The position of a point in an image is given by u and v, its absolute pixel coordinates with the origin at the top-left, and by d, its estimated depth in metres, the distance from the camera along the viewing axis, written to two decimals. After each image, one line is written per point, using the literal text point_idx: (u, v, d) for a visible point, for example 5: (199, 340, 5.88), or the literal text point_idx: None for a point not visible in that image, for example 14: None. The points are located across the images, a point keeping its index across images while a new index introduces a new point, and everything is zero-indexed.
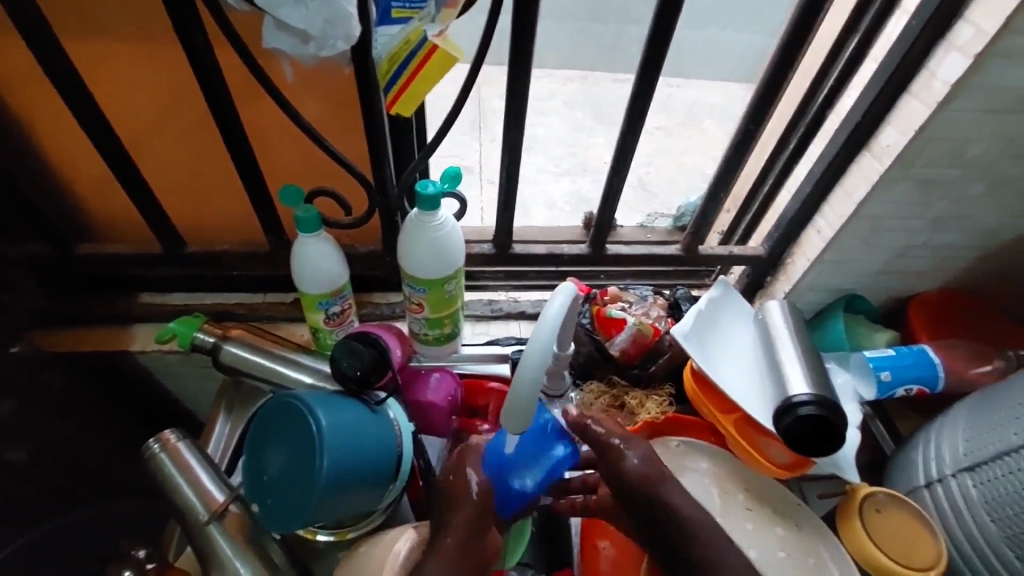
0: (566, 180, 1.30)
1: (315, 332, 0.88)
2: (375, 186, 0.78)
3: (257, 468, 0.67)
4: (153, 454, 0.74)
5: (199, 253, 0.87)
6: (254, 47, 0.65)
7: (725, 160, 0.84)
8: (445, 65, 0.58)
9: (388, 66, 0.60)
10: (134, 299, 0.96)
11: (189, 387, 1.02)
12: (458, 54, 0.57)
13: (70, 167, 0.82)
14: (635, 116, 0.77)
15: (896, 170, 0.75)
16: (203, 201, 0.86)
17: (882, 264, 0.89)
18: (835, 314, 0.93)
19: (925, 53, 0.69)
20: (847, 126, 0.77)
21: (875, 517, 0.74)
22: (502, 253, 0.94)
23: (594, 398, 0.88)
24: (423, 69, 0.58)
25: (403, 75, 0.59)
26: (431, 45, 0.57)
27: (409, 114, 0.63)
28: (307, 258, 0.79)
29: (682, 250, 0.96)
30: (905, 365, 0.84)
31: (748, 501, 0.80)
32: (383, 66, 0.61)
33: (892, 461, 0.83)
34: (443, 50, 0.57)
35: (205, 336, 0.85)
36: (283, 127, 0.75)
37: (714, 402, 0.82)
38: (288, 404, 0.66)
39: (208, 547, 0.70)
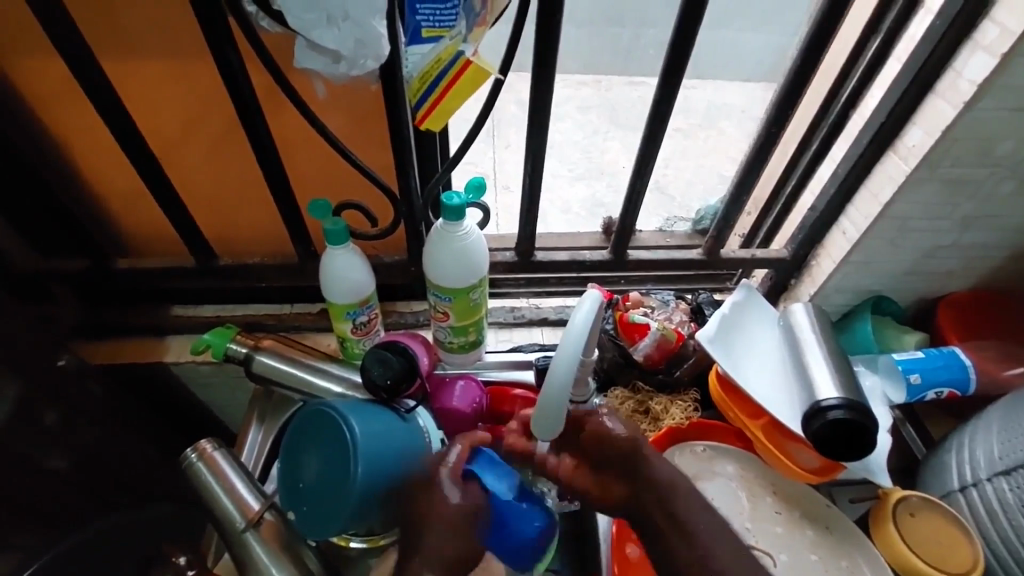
0: (582, 185, 1.31)
1: (343, 341, 0.91)
2: (400, 197, 0.80)
3: (292, 475, 0.68)
4: (190, 463, 0.76)
5: (230, 266, 0.90)
6: (288, 68, 0.67)
7: (747, 162, 0.84)
8: (477, 81, 0.60)
9: (419, 84, 0.62)
10: (167, 312, 0.99)
11: (222, 397, 1.05)
12: (490, 71, 0.59)
13: (109, 184, 0.85)
14: (657, 121, 0.78)
15: (922, 171, 0.75)
16: (234, 214, 0.89)
17: (909, 265, 0.88)
18: (863, 316, 0.92)
19: (949, 53, 0.69)
20: (871, 127, 0.77)
21: (909, 522, 0.73)
22: (524, 260, 0.95)
23: (618, 404, 0.89)
24: (454, 87, 0.61)
25: (436, 91, 0.62)
26: (462, 63, 0.59)
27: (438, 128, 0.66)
28: (335, 269, 0.82)
29: (704, 254, 0.96)
30: (936, 366, 0.83)
31: (777, 504, 0.79)
32: (415, 85, 0.63)
33: (925, 464, 0.82)
34: (475, 67, 0.59)
35: (237, 347, 0.87)
36: (312, 142, 0.77)
37: (740, 406, 0.81)
38: (320, 412, 0.67)
39: (245, 554, 0.71)
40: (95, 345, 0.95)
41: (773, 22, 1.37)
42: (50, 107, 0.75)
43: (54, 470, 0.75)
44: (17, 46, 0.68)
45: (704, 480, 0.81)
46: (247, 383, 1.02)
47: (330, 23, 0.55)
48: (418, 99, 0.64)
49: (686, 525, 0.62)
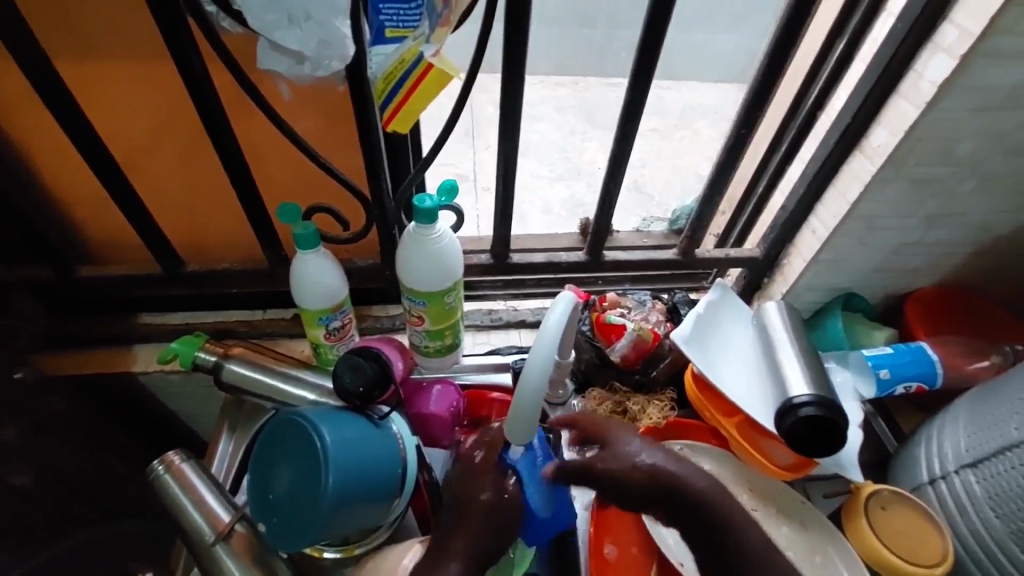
0: (562, 185, 1.31)
1: (316, 347, 0.89)
2: (372, 201, 0.79)
3: (263, 485, 0.67)
4: (157, 476, 0.74)
5: (198, 272, 0.88)
6: (251, 69, 0.65)
7: (719, 162, 0.84)
8: (441, 83, 0.59)
9: (383, 85, 0.61)
10: (133, 321, 0.96)
11: (193, 407, 1.03)
12: (452, 73, 0.58)
13: (68, 189, 0.82)
14: (629, 122, 0.78)
15: (888, 170, 0.76)
16: (201, 219, 0.87)
17: (878, 262, 0.90)
18: (835, 313, 0.93)
19: (912, 54, 0.70)
20: (838, 128, 0.78)
21: (881, 515, 0.73)
22: (500, 263, 0.95)
23: (596, 405, 0.89)
24: (416, 89, 0.60)
25: (399, 94, 0.61)
26: (424, 66, 0.58)
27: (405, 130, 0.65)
28: (306, 275, 0.80)
29: (679, 254, 0.97)
30: (905, 361, 0.84)
31: (752, 501, 0.79)
32: (378, 85, 0.61)
33: (896, 458, 0.83)
34: (438, 68, 0.58)
35: (206, 355, 0.85)
36: (279, 145, 0.75)
37: (716, 404, 0.82)
38: (290, 421, 0.66)
39: (215, 568, 0.70)
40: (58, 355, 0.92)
41: (745, 24, 1.39)
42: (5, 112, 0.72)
43: (12, 487, 0.72)
44: None
45: None
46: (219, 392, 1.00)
47: (292, 23, 0.54)
48: (383, 101, 0.63)
49: (741, 544, 0.66)
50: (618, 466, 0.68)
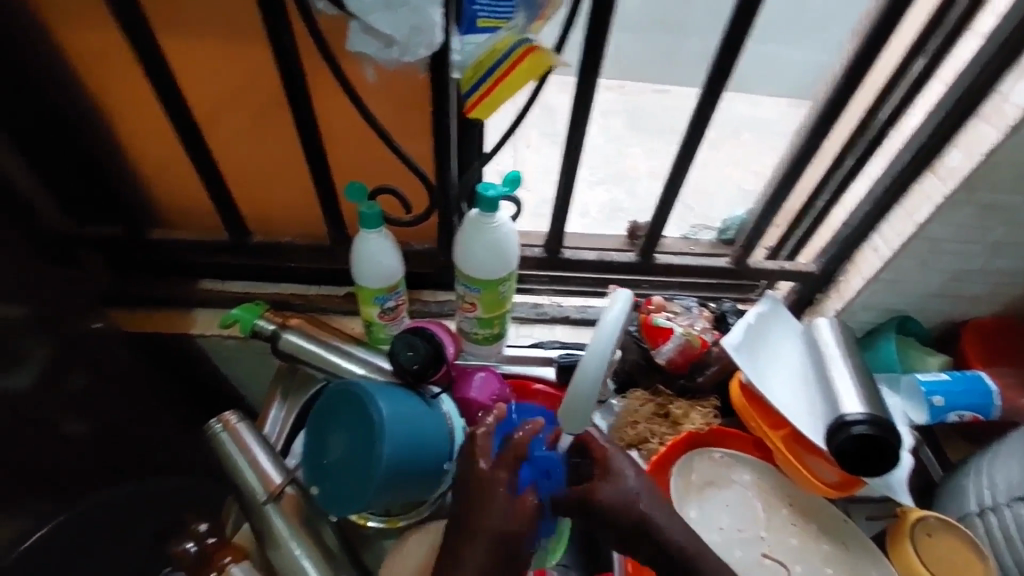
0: (601, 190, 1.30)
1: (369, 325, 0.92)
2: (437, 187, 0.81)
3: (318, 451, 0.69)
4: (215, 434, 0.77)
5: (263, 244, 0.92)
6: (341, 50, 0.68)
7: (783, 174, 0.84)
8: (534, 72, 0.60)
9: (471, 74, 0.63)
10: (195, 286, 0.99)
11: (244, 372, 1.07)
12: (551, 61, 0.59)
13: (151, 155, 0.85)
14: (697, 128, 0.78)
15: (960, 194, 0.75)
16: (272, 194, 0.90)
17: (937, 287, 0.88)
18: (888, 335, 0.92)
19: (997, 76, 0.69)
20: (911, 147, 0.77)
21: (927, 542, 0.72)
22: (553, 257, 0.96)
23: (639, 405, 0.89)
24: (509, 76, 0.60)
25: (488, 82, 0.62)
26: (522, 51, 0.59)
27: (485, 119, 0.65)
28: (368, 254, 0.83)
29: (732, 263, 0.98)
30: (960, 390, 0.82)
31: (792, 516, 0.79)
32: (467, 74, 0.63)
33: (943, 486, 0.81)
34: (536, 54, 0.59)
35: (266, 323, 0.88)
36: (356, 126, 0.78)
37: (762, 416, 0.81)
38: (347, 391, 0.67)
39: (265, 527, 0.72)
40: (122, 312, 0.96)
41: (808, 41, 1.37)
42: (101, 78, 0.76)
43: (84, 431, 0.77)
44: (74, 13, 0.70)
45: (719, 487, 0.81)
46: (270, 361, 1.04)
47: (387, 7, 0.56)
48: (470, 88, 0.64)
49: None
50: (616, 497, 0.61)
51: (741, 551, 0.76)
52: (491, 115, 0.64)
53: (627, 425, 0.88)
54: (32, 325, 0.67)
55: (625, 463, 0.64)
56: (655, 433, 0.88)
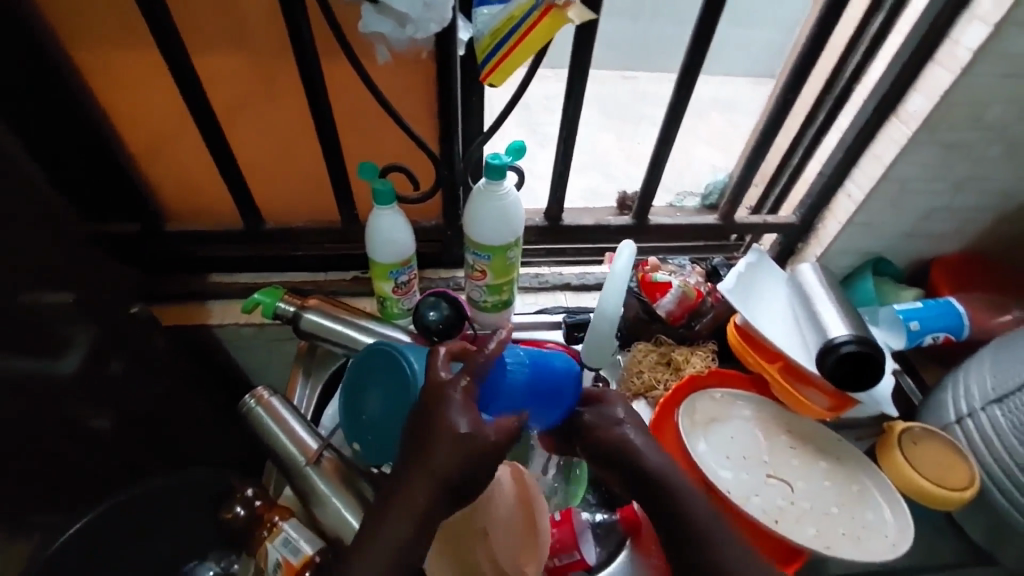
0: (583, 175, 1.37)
1: (383, 300, 0.96)
2: (442, 159, 0.86)
3: (356, 409, 0.73)
4: (249, 410, 0.81)
5: (276, 229, 0.95)
6: (352, 32, 0.72)
7: (764, 129, 0.91)
8: (549, 32, 0.62)
9: (487, 43, 0.66)
10: (207, 279, 1.02)
11: (260, 360, 1.10)
12: (563, 21, 0.62)
13: (167, 148, 0.88)
14: (683, 90, 0.84)
15: (922, 133, 0.82)
16: (283, 182, 0.93)
17: (907, 227, 0.96)
18: (865, 275, 1.00)
19: (948, 23, 0.76)
20: (876, 95, 0.84)
21: (912, 449, 0.80)
22: (553, 225, 1.01)
23: (643, 356, 0.96)
24: (527, 37, 0.62)
25: (502, 48, 0.64)
26: (536, 15, 0.61)
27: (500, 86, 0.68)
28: (382, 228, 0.88)
29: (720, 219, 1.04)
30: (935, 315, 0.90)
31: (791, 440, 0.87)
32: (484, 42, 0.67)
33: (924, 405, 0.89)
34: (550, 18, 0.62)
35: (286, 305, 0.92)
36: (367, 107, 0.82)
37: (758, 351, 0.88)
38: (382, 352, 0.72)
39: (308, 489, 0.77)
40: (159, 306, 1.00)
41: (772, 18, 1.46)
42: (115, 73, 0.79)
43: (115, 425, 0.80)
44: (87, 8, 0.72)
45: (723, 421, 0.88)
46: (285, 346, 1.07)
47: None
48: (486, 56, 0.66)
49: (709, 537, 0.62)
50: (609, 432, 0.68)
51: (748, 474, 0.82)
52: (506, 82, 0.67)
53: (634, 375, 0.95)
54: (62, 311, 0.69)
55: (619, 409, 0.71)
56: (660, 379, 0.94)
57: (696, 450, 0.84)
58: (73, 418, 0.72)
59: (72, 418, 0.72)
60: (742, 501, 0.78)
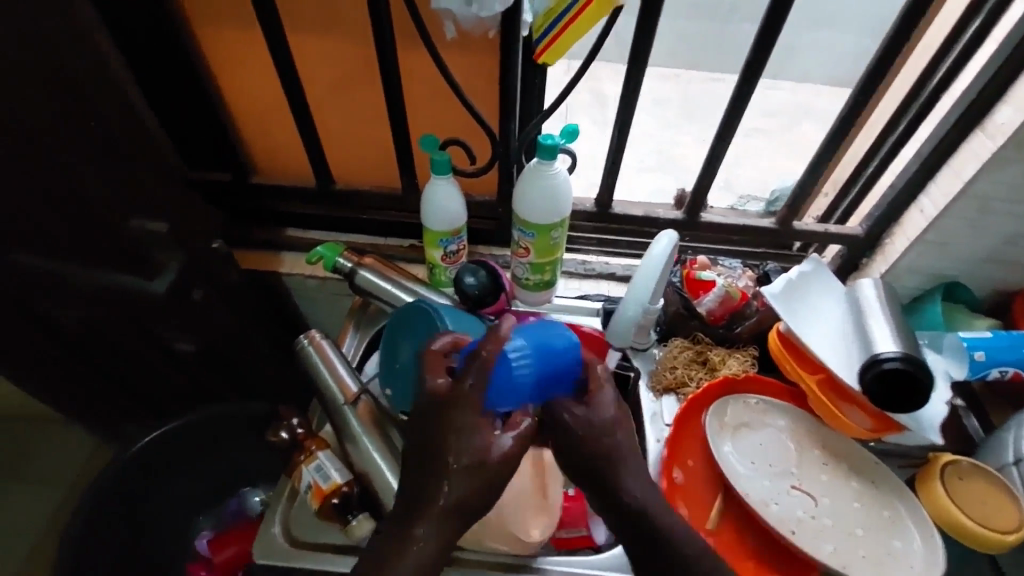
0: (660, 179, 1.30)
1: (432, 268, 1.02)
2: (499, 138, 0.90)
3: (390, 357, 0.79)
4: (302, 348, 0.88)
5: (343, 191, 1.03)
6: (425, 10, 0.77)
7: (832, 132, 0.87)
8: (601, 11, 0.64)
9: (544, 20, 0.68)
10: (281, 232, 1.12)
11: (318, 312, 1.19)
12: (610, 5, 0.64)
13: (254, 110, 0.97)
14: (747, 84, 0.82)
15: (1011, 149, 0.76)
16: (352, 149, 1.00)
17: (988, 251, 0.89)
18: (933, 299, 0.93)
19: None
20: (961, 104, 0.79)
21: (956, 483, 0.75)
22: (603, 212, 1.02)
23: (678, 352, 0.95)
24: (578, 19, 0.65)
25: (556, 27, 0.67)
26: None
27: (553, 64, 0.71)
28: (436, 198, 0.93)
29: (776, 223, 1.01)
30: (1000, 346, 0.84)
31: (824, 457, 0.83)
32: (540, 20, 0.69)
33: (983, 443, 0.83)
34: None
35: (344, 261, 1.00)
36: (434, 84, 0.87)
37: (798, 360, 0.85)
38: (420, 308, 0.77)
39: (344, 425, 0.83)
40: (239, 252, 1.11)
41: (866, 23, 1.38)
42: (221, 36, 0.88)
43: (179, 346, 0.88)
44: None
45: (753, 428, 0.86)
46: (342, 302, 1.16)
47: None
48: (542, 33, 0.69)
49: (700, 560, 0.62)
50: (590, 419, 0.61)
51: (770, 481, 0.80)
52: (559, 60, 0.70)
53: (667, 369, 0.94)
54: (155, 240, 0.80)
55: (609, 396, 0.63)
56: (693, 377, 0.93)
57: (719, 450, 0.83)
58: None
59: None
60: (760, 506, 0.77)
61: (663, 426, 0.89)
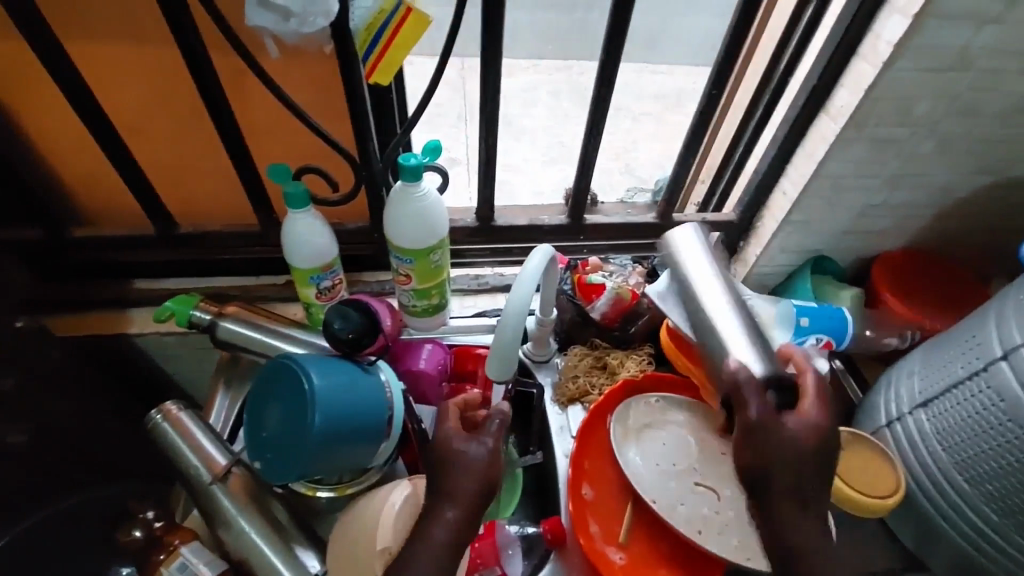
0: (554, 169, 1.36)
1: (308, 307, 0.92)
2: (360, 161, 0.82)
3: (258, 426, 0.71)
4: (155, 425, 0.78)
5: (191, 234, 0.90)
6: (239, 26, 0.68)
7: (692, 125, 0.86)
8: (420, 28, 0.62)
9: (365, 36, 0.65)
10: (128, 285, 0.97)
11: (190, 371, 1.05)
12: (430, 16, 0.62)
13: (63, 150, 0.83)
14: (606, 85, 0.79)
15: (850, 131, 0.79)
16: (194, 184, 0.90)
17: (845, 224, 0.93)
18: (804, 275, 0.99)
19: (871, 17, 0.72)
20: (806, 89, 0.80)
21: (842, 455, 0.78)
22: (486, 226, 0.97)
23: (577, 361, 0.93)
24: (401, 31, 0.63)
25: (382, 41, 0.64)
26: (404, 10, 0.61)
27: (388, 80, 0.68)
28: (297, 233, 0.83)
29: (658, 218, 1.01)
30: (824, 315, 0.90)
31: (723, 446, 0.85)
32: (361, 36, 0.65)
33: (859, 407, 0.88)
34: (416, 12, 0.61)
35: (201, 313, 0.89)
36: (271, 105, 0.79)
37: (687, 355, 0.86)
38: (279, 365, 0.70)
39: (212, 506, 0.74)
40: (63, 316, 0.93)
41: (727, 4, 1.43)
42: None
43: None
44: None
45: (657, 428, 0.86)
46: (211, 356, 1.02)
47: None
48: (366, 50, 0.66)
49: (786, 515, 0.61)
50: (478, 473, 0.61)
51: (676, 482, 0.80)
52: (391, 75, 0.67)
53: (569, 379, 0.92)
54: None
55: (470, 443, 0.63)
56: (594, 385, 0.91)
57: (625, 457, 0.82)
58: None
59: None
60: (666, 510, 0.77)
61: (567, 439, 0.87)
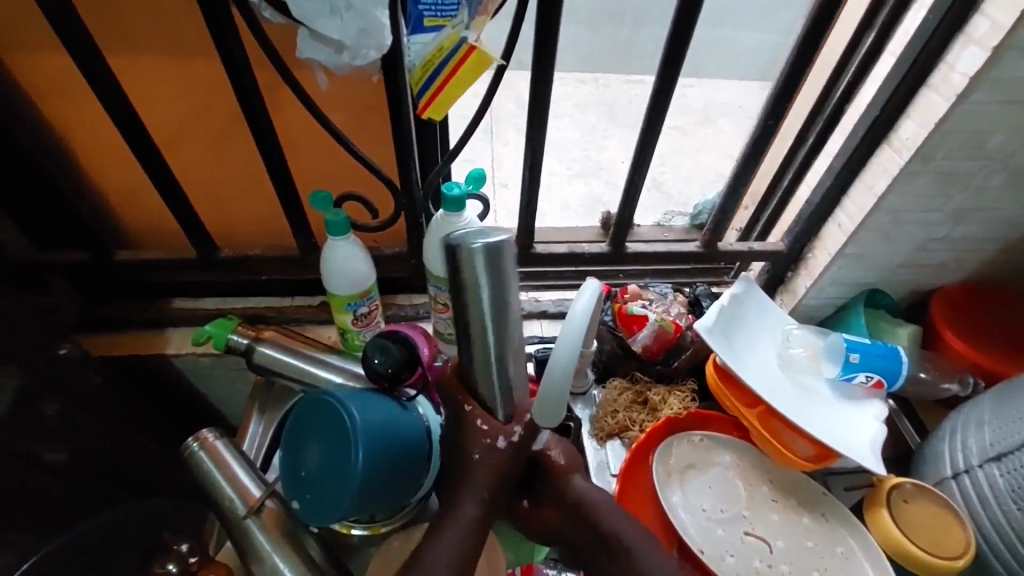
0: (580, 182, 1.33)
1: (344, 332, 0.91)
2: (401, 189, 0.80)
3: (295, 463, 0.70)
4: (191, 452, 0.77)
5: (230, 258, 0.90)
6: (290, 59, 0.69)
7: (744, 155, 0.83)
8: (480, 66, 0.61)
9: (421, 73, 0.64)
10: (167, 304, 0.97)
11: (222, 391, 1.05)
12: (492, 57, 0.60)
13: (106, 171, 0.84)
14: (655, 113, 0.76)
15: (916, 163, 0.74)
16: (230, 204, 0.90)
17: (902, 257, 0.89)
18: (856, 309, 0.94)
19: (942, 47, 0.68)
20: (867, 120, 0.77)
21: (903, 508, 0.75)
22: (523, 253, 0.95)
23: (617, 395, 0.89)
24: (457, 74, 0.62)
25: (438, 78, 0.63)
26: (465, 48, 0.60)
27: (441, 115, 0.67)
28: (337, 260, 0.82)
29: (701, 246, 0.96)
30: (877, 353, 0.83)
31: (772, 492, 0.82)
32: (417, 72, 0.64)
33: (919, 452, 0.83)
34: (478, 52, 0.60)
35: (239, 337, 0.88)
36: (312, 128, 0.78)
37: (736, 395, 0.82)
38: (319, 402, 0.68)
39: (247, 540, 0.73)
40: (94, 336, 0.94)
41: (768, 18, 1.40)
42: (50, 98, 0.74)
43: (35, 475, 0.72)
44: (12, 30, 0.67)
45: (700, 469, 0.82)
46: (244, 377, 1.02)
47: (331, 12, 0.55)
48: (423, 86, 0.65)
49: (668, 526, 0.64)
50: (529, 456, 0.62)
51: (723, 529, 0.78)
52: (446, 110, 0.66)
53: (608, 414, 0.89)
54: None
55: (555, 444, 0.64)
56: (636, 420, 0.88)
57: (669, 501, 0.78)
58: (25, 454, 0.68)
59: (25, 458, 0.68)
60: (715, 562, 0.74)
61: (607, 477, 0.84)
